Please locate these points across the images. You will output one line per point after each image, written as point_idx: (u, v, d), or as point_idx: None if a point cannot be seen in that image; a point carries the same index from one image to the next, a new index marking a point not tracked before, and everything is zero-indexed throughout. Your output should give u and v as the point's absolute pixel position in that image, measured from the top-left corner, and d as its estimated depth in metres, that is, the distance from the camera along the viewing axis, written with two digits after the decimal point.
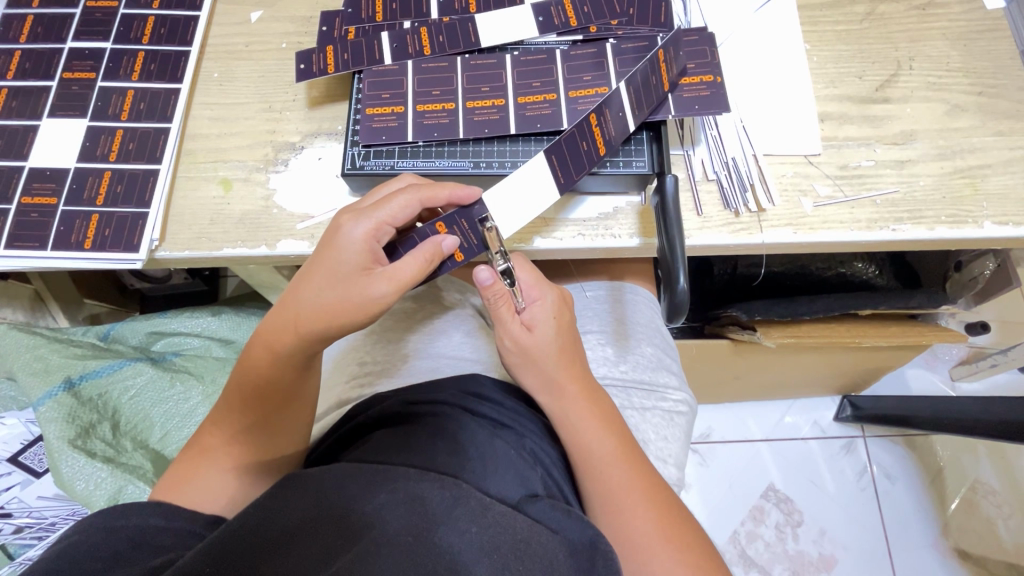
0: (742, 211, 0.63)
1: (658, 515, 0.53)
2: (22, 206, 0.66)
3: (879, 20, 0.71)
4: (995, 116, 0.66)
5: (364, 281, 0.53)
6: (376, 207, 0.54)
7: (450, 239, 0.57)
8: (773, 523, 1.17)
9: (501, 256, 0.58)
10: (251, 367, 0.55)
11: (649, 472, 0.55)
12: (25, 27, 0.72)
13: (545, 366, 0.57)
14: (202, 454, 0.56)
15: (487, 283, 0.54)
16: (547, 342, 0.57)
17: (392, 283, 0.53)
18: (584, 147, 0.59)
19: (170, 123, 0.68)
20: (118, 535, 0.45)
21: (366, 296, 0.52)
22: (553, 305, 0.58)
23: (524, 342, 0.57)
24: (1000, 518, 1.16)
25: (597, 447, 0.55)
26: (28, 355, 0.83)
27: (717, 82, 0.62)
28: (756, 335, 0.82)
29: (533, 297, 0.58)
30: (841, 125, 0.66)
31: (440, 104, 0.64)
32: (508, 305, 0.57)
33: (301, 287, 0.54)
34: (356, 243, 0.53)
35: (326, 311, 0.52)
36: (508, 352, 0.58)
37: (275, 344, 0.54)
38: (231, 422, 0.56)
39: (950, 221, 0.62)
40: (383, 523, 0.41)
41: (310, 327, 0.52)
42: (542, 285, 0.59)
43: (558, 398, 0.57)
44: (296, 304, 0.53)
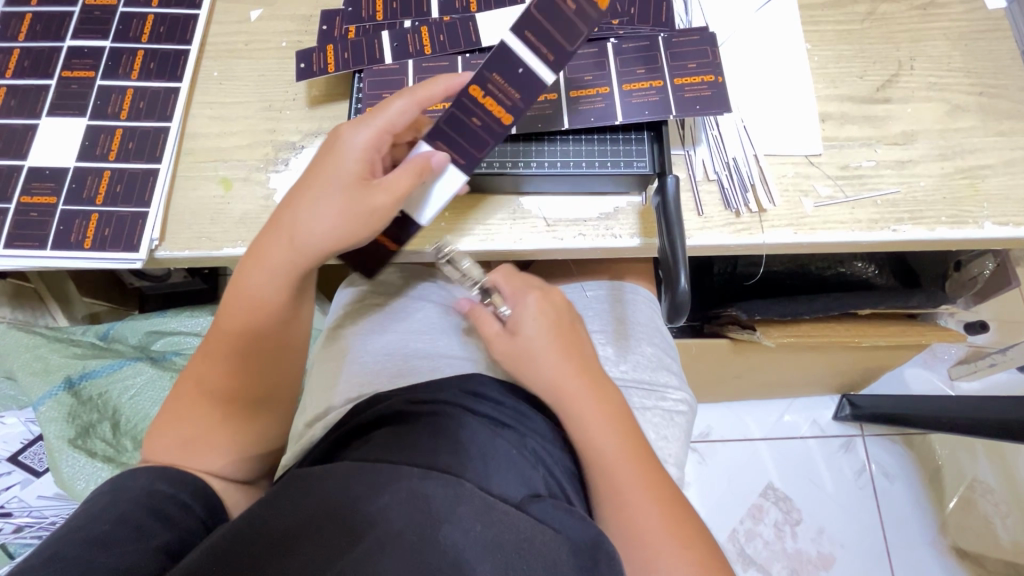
0: (743, 211, 0.63)
1: (664, 512, 0.53)
2: (22, 206, 0.65)
3: (880, 20, 0.70)
4: (995, 116, 0.66)
5: (364, 193, 0.53)
6: (372, 116, 0.55)
7: (439, 153, 0.55)
8: (773, 522, 1.17)
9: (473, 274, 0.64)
10: (246, 293, 0.54)
11: (654, 468, 0.55)
12: (23, 26, 0.72)
13: (541, 363, 0.58)
14: (194, 409, 0.54)
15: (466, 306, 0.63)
16: (537, 337, 0.58)
17: (388, 197, 0.53)
18: (475, 122, 0.55)
19: (170, 122, 0.68)
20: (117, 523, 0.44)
21: (369, 208, 0.53)
22: (540, 303, 0.61)
23: (511, 345, 0.59)
24: (997, 517, 1.16)
25: (602, 445, 0.55)
26: (28, 355, 0.83)
27: (718, 82, 0.62)
28: (756, 335, 0.82)
29: (518, 300, 0.61)
30: (841, 125, 0.66)
31: (441, 104, 0.64)
32: (490, 316, 0.61)
33: (302, 200, 0.54)
34: (356, 153, 0.54)
35: (329, 225, 0.53)
36: (504, 360, 0.60)
37: (274, 265, 0.54)
38: (226, 370, 0.54)
39: (951, 221, 0.62)
40: (387, 521, 0.41)
41: (307, 240, 0.53)
42: (524, 292, 0.62)
43: (559, 393, 0.57)
44: (294, 219, 0.54)
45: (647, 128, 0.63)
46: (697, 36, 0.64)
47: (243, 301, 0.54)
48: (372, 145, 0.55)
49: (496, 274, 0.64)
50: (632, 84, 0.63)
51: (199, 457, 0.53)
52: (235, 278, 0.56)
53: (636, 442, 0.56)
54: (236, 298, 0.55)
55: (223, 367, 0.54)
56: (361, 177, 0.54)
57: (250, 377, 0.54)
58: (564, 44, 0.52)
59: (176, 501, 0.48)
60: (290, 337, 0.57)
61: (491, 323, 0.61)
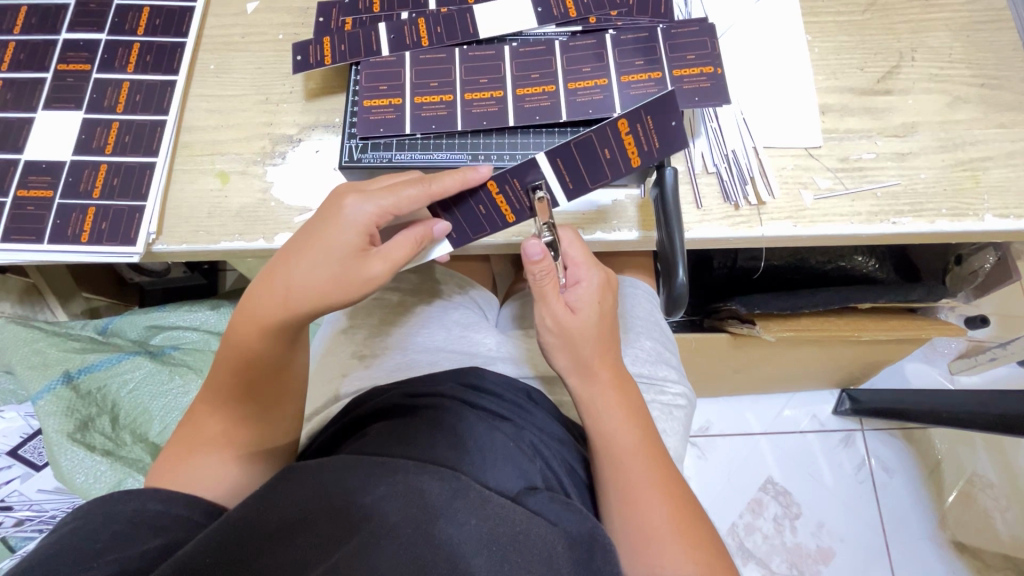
0: (742, 204, 0.63)
1: (670, 504, 0.53)
2: (19, 200, 0.65)
3: (881, 11, 0.70)
4: (997, 108, 0.66)
5: (358, 261, 0.51)
6: (382, 195, 0.52)
7: (439, 224, 0.56)
8: (772, 516, 1.17)
9: (548, 228, 0.57)
10: (240, 339, 0.53)
11: (664, 462, 0.55)
12: (18, 19, 0.72)
13: (584, 350, 0.56)
14: (198, 425, 0.55)
15: (537, 257, 0.53)
16: (588, 327, 0.56)
17: (385, 268, 0.52)
18: (480, 211, 0.58)
19: (167, 115, 0.68)
20: (117, 521, 0.44)
21: (361, 282, 0.51)
22: (599, 289, 0.57)
23: (567, 324, 0.55)
24: (997, 510, 1.16)
25: (620, 439, 0.55)
26: (26, 349, 0.83)
27: (717, 74, 0.61)
28: (756, 329, 0.82)
29: (580, 276, 0.57)
30: (842, 117, 0.66)
31: (438, 96, 0.64)
32: (553, 284, 0.55)
33: (304, 262, 0.52)
34: (355, 221, 0.52)
35: (323, 293, 0.51)
36: (547, 329, 0.56)
37: (266, 318, 0.52)
38: (229, 400, 0.55)
39: (951, 214, 0.62)
40: (383, 514, 0.41)
41: (300, 303, 0.51)
42: (589, 265, 0.58)
43: (590, 384, 0.56)
44: (287, 280, 0.52)
45: None
46: (697, 27, 0.63)
47: (233, 358, 0.54)
48: (373, 219, 0.52)
49: (567, 236, 0.58)
50: (631, 76, 0.62)
51: (188, 471, 0.53)
52: (231, 323, 0.54)
53: (648, 434, 0.56)
54: (232, 344, 0.54)
55: (226, 399, 0.55)
56: (362, 246, 0.52)
57: (250, 408, 0.55)
58: (587, 180, 0.58)
59: (175, 500, 0.47)
60: (288, 374, 0.56)
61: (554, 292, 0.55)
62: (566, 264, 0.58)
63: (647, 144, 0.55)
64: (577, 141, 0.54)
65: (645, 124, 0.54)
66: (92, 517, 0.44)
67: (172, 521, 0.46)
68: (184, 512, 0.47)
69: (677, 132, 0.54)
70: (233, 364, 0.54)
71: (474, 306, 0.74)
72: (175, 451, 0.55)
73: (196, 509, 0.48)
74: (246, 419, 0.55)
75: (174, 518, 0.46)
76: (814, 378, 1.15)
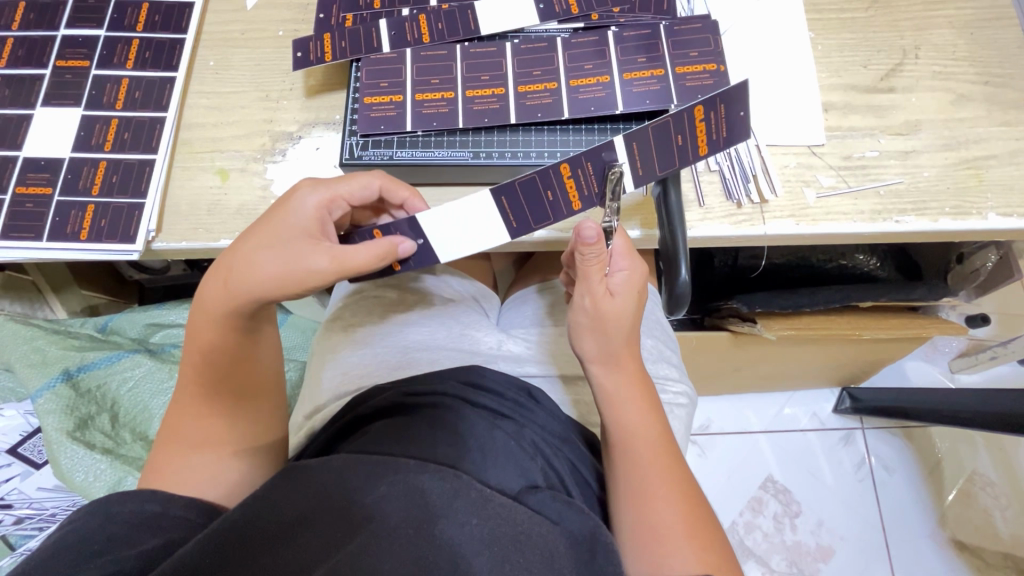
0: (744, 202, 0.62)
1: (682, 503, 0.53)
2: (17, 197, 0.65)
3: (885, 8, 0.70)
4: (1001, 106, 0.65)
5: (303, 244, 0.51)
6: (337, 188, 0.55)
7: (405, 243, 0.56)
8: (772, 514, 1.17)
9: (614, 214, 0.56)
10: (196, 330, 0.54)
11: (675, 461, 0.55)
12: (17, 15, 0.71)
13: (614, 338, 0.56)
14: (184, 423, 0.54)
15: (591, 240, 0.52)
16: (621, 314, 0.55)
17: (329, 255, 0.51)
18: (547, 197, 0.55)
19: (166, 112, 0.68)
20: (116, 521, 0.44)
21: (302, 265, 0.50)
22: (640, 278, 0.57)
23: (604, 306, 0.55)
24: (997, 509, 1.16)
25: (643, 431, 0.55)
26: (26, 347, 0.83)
27: (720, 71, 0.61)
28: (757, 328, 0.83)
29: (621, 266, 0.57)
30: (845, 115, 0.66)
31: (439, 93, 0.63)
32: (599, 265, 0.54)
33: (250, 246, 0.52)
34: (306, 211, 0.53)
35: (263, 274, 0.50)
36: (583, 311, 0.56)
37: (214, 305, 0.52)
38: (207, 397, 0.55)
39: (954, 212, 0.62)
40: (383, 514, 0.41)
41: (241, 289, 0.51)
42: (631, 256, 0.57)
43: (616, 374, 0.56)
44: (230, 265, 0.52)
45: (648, 117, 0.62)
46: (699, 24, 0.63)
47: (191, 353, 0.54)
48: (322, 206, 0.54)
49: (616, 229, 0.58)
50: (633, 73, 0.62)
51: (183, 468, 0.52)
52: (188, 320, 0.55)
53: (664, 430, 0.56)
54: (193, 338, 0.54)
55: (202, 396, 0.55)
56: (309, 231, 0.52)
57: (226, 402, 0.55)
58: (657, 168, 0.54)
59: (175, 502, 0.47)
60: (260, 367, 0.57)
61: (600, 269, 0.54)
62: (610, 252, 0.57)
63: (716, 133, 0.53)
64: (656, 123, 0.51)
65: (718, 112, 0.51)
66: (90, 518, 0.44)
67: (172, 522, 0.46)
68: (182, 513, 0.47)
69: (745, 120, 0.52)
70: (191, 359, 0.54)
71: (475, 306, 0.73)
72: (169, 448, 0.54)
73: (193, 510, 0.48)
74: (225, 414, 0.55)
75: (173, 518, 0.46)
76: (814, 377, 1.15)
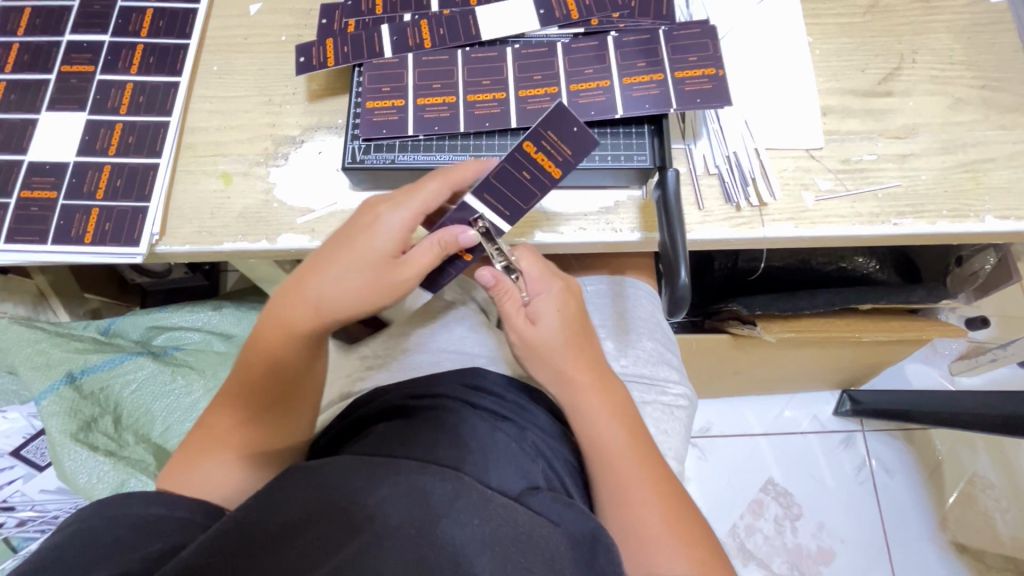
0: (743, 206, 0.63)
1: (667, 505, 0.53)
2: (23, 200, 0.65)
3: (882, 13, 0.70)
4: (999, 110, 0.66)
5: (394, 267, 0.53)
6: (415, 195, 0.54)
7: (467, 234, 0.55)
8: (772, 516, 1.17)
9: (500, 257, 0.58)
10: (268, 348, 0.54)
11: (656, 464, 0.56)
12: (22, 21, 0.72)
13: (556, 359, 0.57)
14: (211, 427, 0.56)
15: (488, 283, 0.55)
16: (553, 336, 0.57)
17: (416, 270, 0.54)
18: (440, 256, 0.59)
19: (170, 116, 0.68)
20: (122, 522, 0.45)
21: (397, 291, 0.53)
22: (561, 297, 0.58)
23: (529, 334, 0.56)
24: (997, 511, 1.16)
25: (608, 439, 0.55)
26: (30, 349, 0.83)
27: (719, 75, 0.61)
28: (756, 330, 0.84)
29: (539, 290, 0.58)
30: (843, 118, 0.66)
31: (441, 98, 0.64)
32: (513, 299, 0.57)
33: (348, 270, 0.53)
34: (390, 230, 0.53)
35: (361, 300, 0.53)
36: (516, 344, 0.57)
37: (302, 329, 0.53)
38: (243, 404, 0.56)
39: (952, 215, 0.62)
40: (385, 515, 0.41)
41: (332, 310, 0.53)
42: (547, 277, 0.58)
43: (568, 389, 0.57)
44: (317, 285, 0.53)
45: (648, 121, 0.63)
46: (698, 29, 0.63)
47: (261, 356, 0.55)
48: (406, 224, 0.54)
49: (523, 254, 0.59)
50: (632, 78, 0.62)
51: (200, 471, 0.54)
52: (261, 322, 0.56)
53: (636, 434, 0.56)
54: (259, 350, 0.55)
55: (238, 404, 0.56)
56: (392, 256, 0.54)
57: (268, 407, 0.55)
58: (518, 203, 0.58)
59: (180, 504, 0.48)
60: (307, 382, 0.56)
61: (512, 304, 0.56)
62: (524, 280, 0.58)
63: (560, 155, 0.57)
64: (494, 172, 0.56)
65: (549, 139, 0.56)
66: (97, 520, 0.45)
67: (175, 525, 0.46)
68: (187, 515, 0.47)
69: (581, 132, 0.56)
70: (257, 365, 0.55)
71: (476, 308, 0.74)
72: (196, 446, 0.56)
73: (198, 511, 0.48)
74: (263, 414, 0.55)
75: (179, 521, 0.46)
76: (814, 379, 1.15)
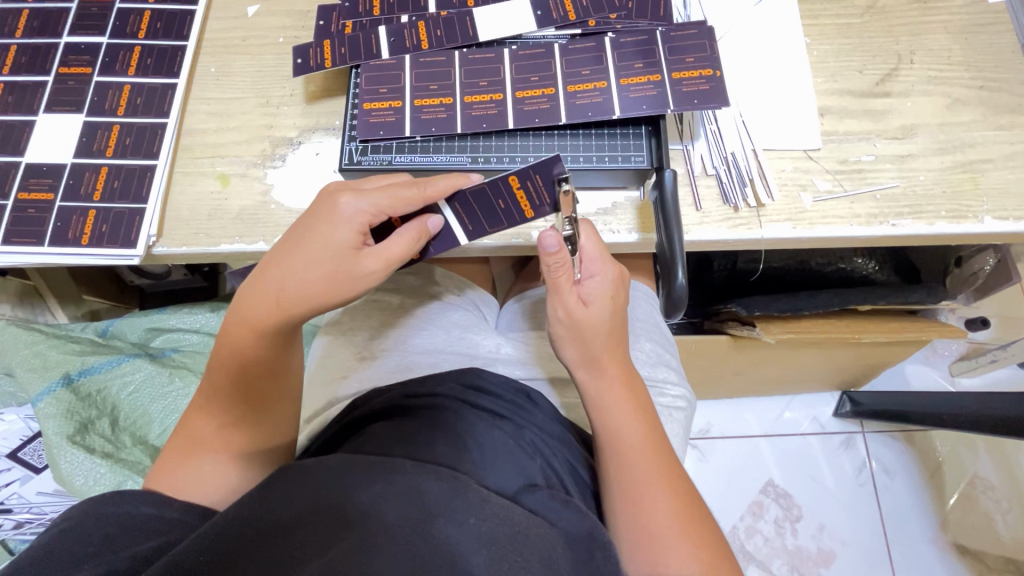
0: (741, 206, 0.63)
1: (677, 504, 0.53)
2: (20, 202, 0.65)
3: (880, 14, 0.70)
4: (997, 110, 0.66)
5: (354, 258, 0.53)
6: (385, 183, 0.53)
7: (435, 219, 0.57)
8: (772, 518, 1.17)
9: (569, 222, 0.57)
10: (236, 344, 0.54)
11: (668, 461, 0.55)
12: (20, 23, 0.72)
13: (596, 345, 0.56)
14: (193, 430, 0.56)
15: (553, 249, 0.53)
16: (600, 321, 0.56)
17: (380, 260, 0.53)
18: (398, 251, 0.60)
19: (168, 118, 0.68)
20: (109, 521, 0.45)
21: (359, 281, 0.53)
22: (613, 283, 0.58)
23: (577, 316, 0.56)
24: (998, 512, 1.16)
25: (625, 434, 0.55)
26: (26, 351, 0.84)
27: (716, 76, 0.61)
28: (756, 331, 0.83)
29: (594, 270, 0.57)
30: (841, 119, 0.66)
31: (438, 99, 0.64)
32: (567, 276, 0.56)
33: (308, 260, 0.52)
34: (350, 218, 0.52)
35: (319, 291, 0.52)
36: (559, 321, 0.57)
37: (263, 323, 0.53)
38: (224, 404, 0.55)
39: (951, 216, 0.62)
40: (381, 513, 0.41)
41: (295, 303, 0.52)
42: (603, 260, 0.58)
43: (599, 377, 0.56)
44: (279, 279, 0.53)
45: (645, 122, 0.63)
46: (696, 30, 0.63)
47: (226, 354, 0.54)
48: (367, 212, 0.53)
49: (585, 230, 0.58)
50: (630, 79, 0.62)
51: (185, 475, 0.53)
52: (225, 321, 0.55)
53: (651, 430, 0.56)
54: (226, 347, 0.55)
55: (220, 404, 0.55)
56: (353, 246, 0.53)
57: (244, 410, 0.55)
58: (484, 227, 0.59)
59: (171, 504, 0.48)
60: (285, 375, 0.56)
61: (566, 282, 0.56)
62: (582, 258, 0.58)
63: (539, 199, 0.57)
64: (471, 189, 0.55)
65: (535, 180, 0.55)
66: (86, 519, 0.44)
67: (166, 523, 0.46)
68: (179, 515, 0.47)
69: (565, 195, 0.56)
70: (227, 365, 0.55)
71: (474, 309, 0.74)
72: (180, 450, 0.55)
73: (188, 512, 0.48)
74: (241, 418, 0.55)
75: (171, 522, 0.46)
76: (814, 380, 1.15)
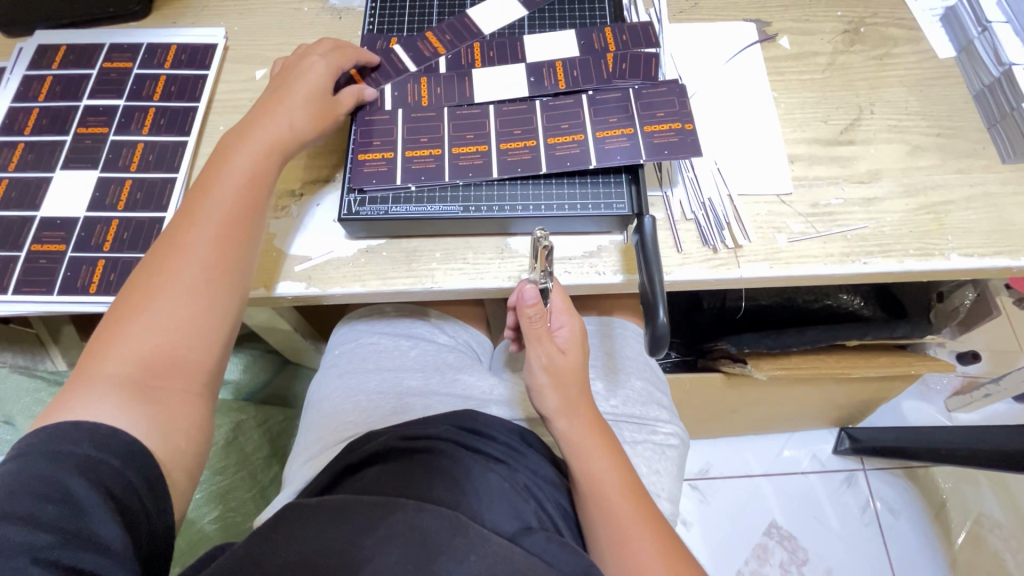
0: (720, 247, 0.66)
1: (664, 550, 0.54)
2: (33, 253, 0.68)
3: (840, 69, 0.76)
4: (954, 155, 0.70)
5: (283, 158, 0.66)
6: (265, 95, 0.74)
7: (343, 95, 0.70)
8: (778, 561, 1.14)
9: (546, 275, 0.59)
10: (174, 236, 0.58)
11: (651, 508, 0.56)
12: (44, 88, 0.77)
13: (572, 391, 0.58)
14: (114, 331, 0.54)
15: (532, 300, 0.56)
16: (576, 367, 0.59)
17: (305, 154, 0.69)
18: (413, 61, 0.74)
19: (177, 173, 0.72)
20: (66, 468, 0.46)
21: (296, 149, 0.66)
22: (580, 333, 0.61)
23: (557, 363, 0.58)
24: (1007, 552, 1.14)
25: (610, 478, 0.56)
26: (27, 399, 0.85)
27: (683, 129, 0.66)
28: (747, 367, 0.86)
29: (563, 322, 0.60)
30: (810, 165, 0.70)
31: (428, 150, 0.68)
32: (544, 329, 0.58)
33: (220, 160, 0.62)
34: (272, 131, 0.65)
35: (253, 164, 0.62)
36: (541, 369, 0.58)
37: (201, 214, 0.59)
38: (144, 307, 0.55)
39: (919, 253, 0.65)
40: (382, 556, 0.42)
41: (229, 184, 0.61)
42: (571, 312, 0.61)
43: (577, 426, 0.58)
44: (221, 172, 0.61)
45: (625, 171, 0.67)
46: (666, 87, 0.69)
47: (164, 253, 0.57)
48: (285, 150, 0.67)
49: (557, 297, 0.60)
50: (604, 132, 0.67)
51: (86, 403, 0.50)
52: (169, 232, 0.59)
53: (634, 476, 0.58)
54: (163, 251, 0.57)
55: (138, 294, 0.55)
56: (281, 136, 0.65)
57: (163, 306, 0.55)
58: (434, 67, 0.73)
59: (136, 466, 0.49)
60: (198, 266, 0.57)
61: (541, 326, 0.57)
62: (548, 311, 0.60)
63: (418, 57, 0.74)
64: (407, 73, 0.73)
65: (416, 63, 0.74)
66: (47, 464, 0.46)
67: (121, 485, 0.47)
68: (132, 479, 0.48)
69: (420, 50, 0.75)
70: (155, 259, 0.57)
71: (467, 351, 0.76)
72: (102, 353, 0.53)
73: (133, 468, 0.49)
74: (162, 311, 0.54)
75: (125, 486, 0.48)
76: (808, 416, 1.15)
